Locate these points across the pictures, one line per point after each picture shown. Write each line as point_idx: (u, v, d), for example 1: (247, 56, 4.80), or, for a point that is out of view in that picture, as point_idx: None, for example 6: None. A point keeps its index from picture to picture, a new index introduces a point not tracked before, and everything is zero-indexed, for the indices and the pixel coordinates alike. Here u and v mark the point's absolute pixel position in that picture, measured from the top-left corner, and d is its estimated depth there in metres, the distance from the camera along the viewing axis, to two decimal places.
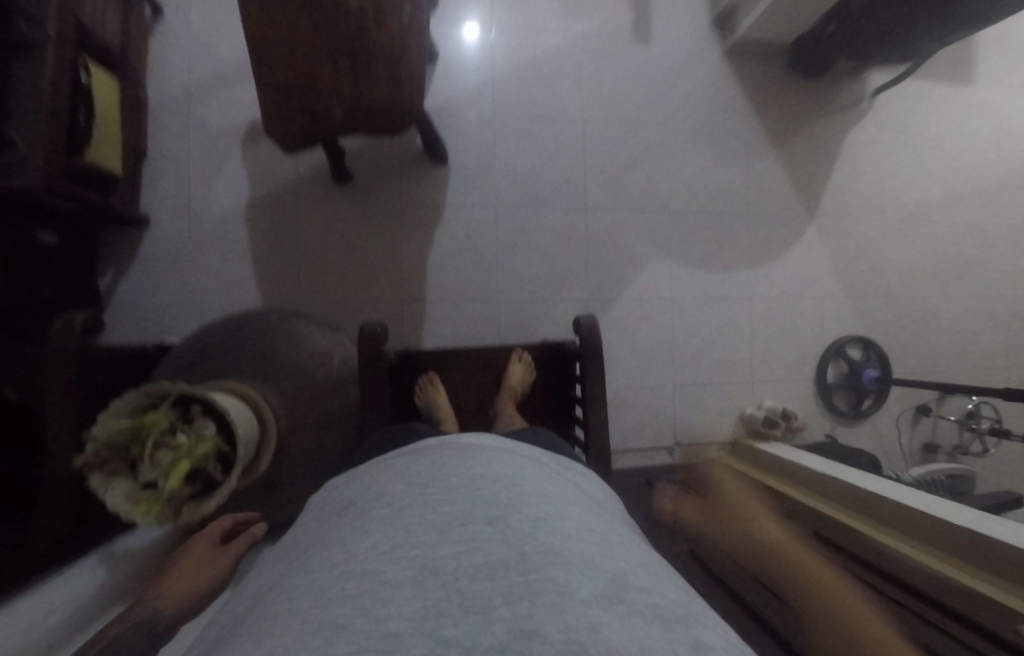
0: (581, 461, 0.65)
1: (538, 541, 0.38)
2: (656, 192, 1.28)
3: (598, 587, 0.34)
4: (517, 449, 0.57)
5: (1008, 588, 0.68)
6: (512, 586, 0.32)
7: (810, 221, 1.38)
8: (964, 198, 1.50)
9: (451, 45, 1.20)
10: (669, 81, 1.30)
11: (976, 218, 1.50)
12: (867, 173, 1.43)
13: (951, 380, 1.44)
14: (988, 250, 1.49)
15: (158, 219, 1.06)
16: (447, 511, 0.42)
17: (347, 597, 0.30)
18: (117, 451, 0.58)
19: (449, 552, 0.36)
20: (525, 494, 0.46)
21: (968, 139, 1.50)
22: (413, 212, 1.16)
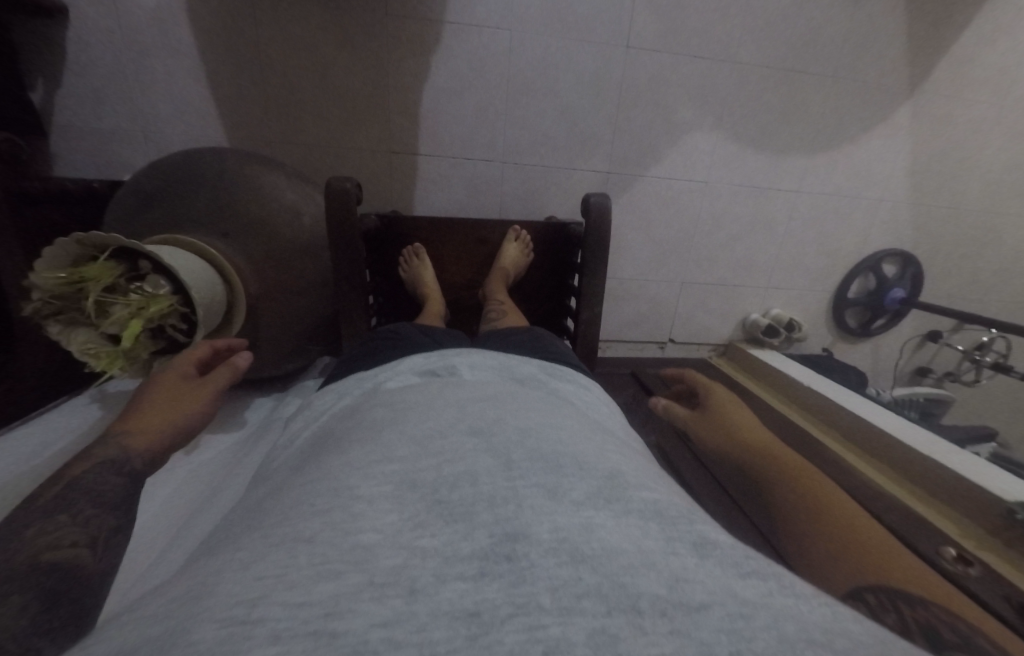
0: (579, 370, 0.62)
1: (528, 443, 0.34)
2: (725, 31, 0.98)
3: (594, 482, 0.31)
4: (506, 365, 0.53)
5: (945, 513, 0.75)
6: (496, 491, 0.29)
7: (906, 97, 1.09)
8: None
9: None
10: None
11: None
12: (1012, 30, 1.07)
13: (979, 307, 1.34)
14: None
15: (77, 6, 0.82)
16: (433, 419, 0.38)
17: (320, 508, 0.29)
18: (69, 302, 0.54)
19: (434, 462, 0.32)
20: (516, 401, 0.42)
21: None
22: (404, 28, 0.90)
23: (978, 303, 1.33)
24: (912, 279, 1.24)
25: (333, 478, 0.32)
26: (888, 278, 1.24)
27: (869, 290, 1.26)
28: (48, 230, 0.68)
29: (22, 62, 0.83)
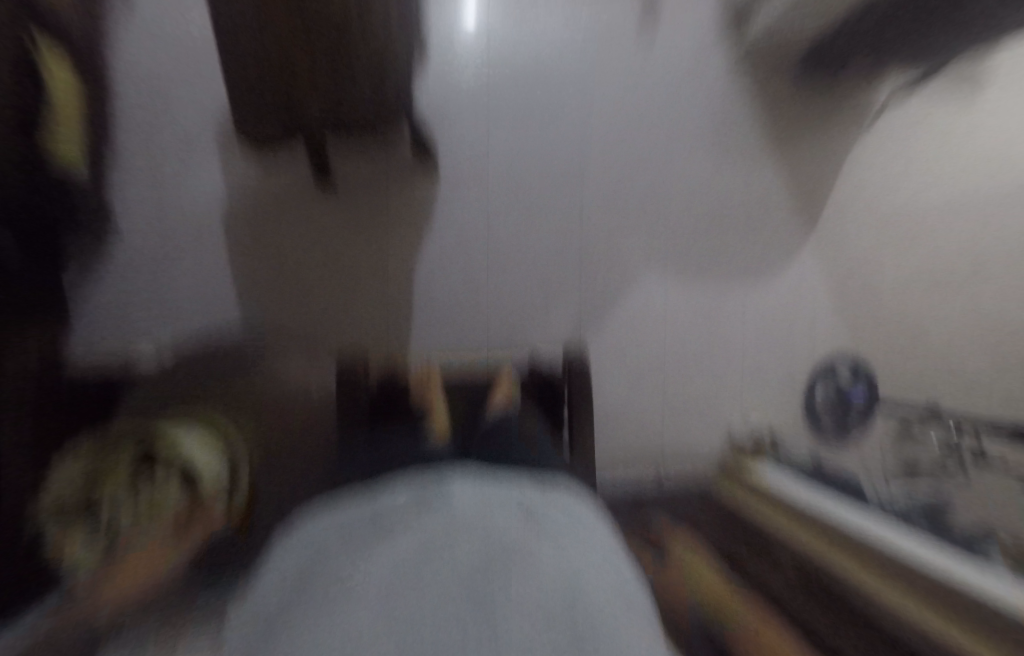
0: (564, 493, 0.68)
1: (507, 584, 0.42)
2: (656, 201, 1.24)
3: (542, 628, 0.38)
4: (493, 496, 0.60)
5: None
6: (474, 631, 0.37)
7: (807, 236, 1.36)
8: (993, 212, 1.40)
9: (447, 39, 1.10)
10: (676, 84, 1.23)
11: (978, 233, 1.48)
12: (870, 185, 1.40)
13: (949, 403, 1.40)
14: (1020, 261, 1.41)
15: (128, 224, 0.97)
16: (432, 565, 0.44)
17: (349, 621, 0.37)
18: None
19: (434, 611, 0.39)
20: (508, 536, 0.49)
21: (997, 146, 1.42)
22: (403, 223, 1.11)
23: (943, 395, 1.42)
24: (865, 380, 1.38)
25: (354, 593, 0.40)
26: (844, 380, 1.37)
27: (835, 394, 1.36)
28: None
29: None
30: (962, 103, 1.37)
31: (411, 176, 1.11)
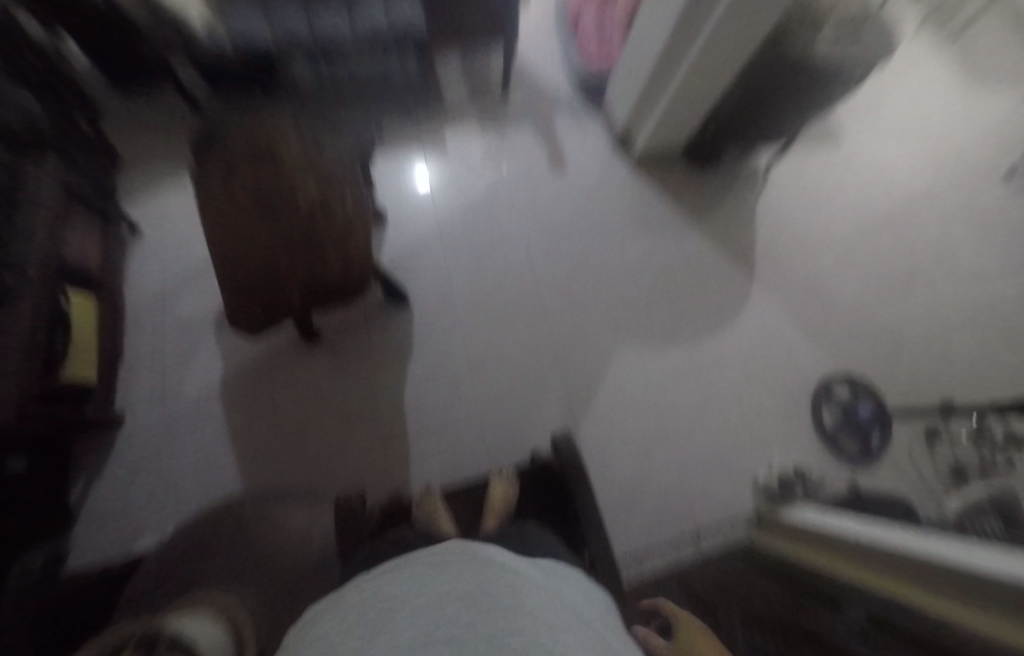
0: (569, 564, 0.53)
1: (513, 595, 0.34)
2: (603, 286, 1.39)
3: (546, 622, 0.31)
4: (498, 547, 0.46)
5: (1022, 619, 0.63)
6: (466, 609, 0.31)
7: (752, 280, 1.49)
8: (879, 226, 1.69)
9: (402, 205, 1.41)
10: (592, 193, 1.53)
11: (898, 244, 1.66)
12: (785, 227, 1.62)
13: (949, 397, 1.44)
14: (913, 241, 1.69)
15: (133, 414, 1.12)
16: (434, 581, 0.34)
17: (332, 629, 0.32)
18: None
19: (385, 638, 0.27)
20: (490, 580, 0.35)
21: (856, 187, 1.75)
22: (383, 355, 1.22)
23: (940, 391, 1.43)
24: (865, 393, 1.37)
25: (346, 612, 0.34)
26: (848, 400, 1.35)
27: (841, 416, 1.33)
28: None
29: (75, 471, 1.05)
30: (817, 154, 1.77)
31: (388, 314, 1.26)
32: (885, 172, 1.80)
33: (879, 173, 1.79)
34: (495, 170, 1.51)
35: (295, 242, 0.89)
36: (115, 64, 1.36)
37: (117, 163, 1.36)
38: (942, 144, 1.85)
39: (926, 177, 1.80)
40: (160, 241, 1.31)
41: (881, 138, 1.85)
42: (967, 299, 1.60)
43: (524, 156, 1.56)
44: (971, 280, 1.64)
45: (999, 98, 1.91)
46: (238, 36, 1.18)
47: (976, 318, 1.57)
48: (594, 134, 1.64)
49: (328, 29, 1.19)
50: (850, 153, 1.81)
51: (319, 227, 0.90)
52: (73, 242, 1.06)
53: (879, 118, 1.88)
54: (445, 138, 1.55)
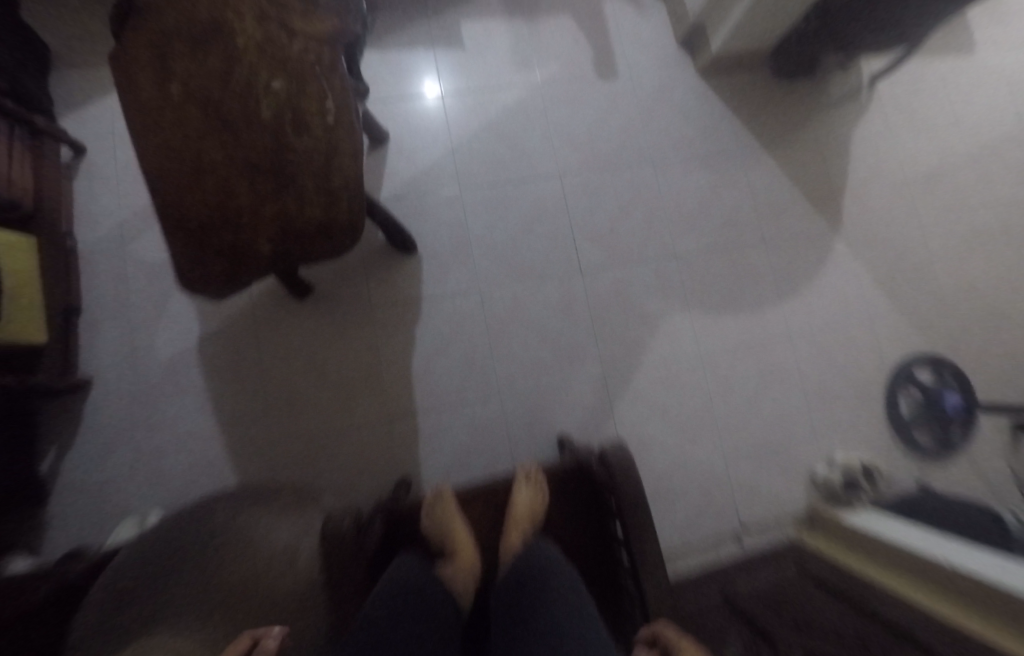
0: None
1: None
2: (655, 234, 1.13)
3: None
4: None
5: None
6: None
7: (836, 233, 1.22)
8: (1000, 169, 1.36)
9: (406, 124, 1.12)
10: (646, 112, 1.20)
11: (1020, 196, 1.34)
12: (883, 166, 1.30)
13: None
14: None
15: (102, 377, 0.97)
16: None
17: None
18: None
19: None
20: None
21: (980, 114, 1.39)
22: (386, 315, 1.02)
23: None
24: (954, 376, 1.16)
25: None
26: (931, 385, 1.15)
27: (919, 403, 1.14)
28: (20, 641, 0.58)
29: (44, 437, 0.93)
30: (933, 71, 1.40)
31: (392, 265, 1.04)
32: (1019, 94, 1.42)
33: (1012, 95, 1.42)
34: (526, 76, 1.18)
35: (261, 168, 0.64)
36: None
37: (45, 58, 1.08)
38: None
39: None
40: (111, 164, 1.07)
41: (1019, 50, 1.45)
42: None
43: (564, 57, 1.21)
44: None
45: None
46: None
47: None
48: (654, 31, 1.26)
49: None
50: (980, 66, 1.41)
51: (291, 145, 0.65)
52: (2, 166, 0.84)
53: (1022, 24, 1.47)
54: (462, 27, 1.19)
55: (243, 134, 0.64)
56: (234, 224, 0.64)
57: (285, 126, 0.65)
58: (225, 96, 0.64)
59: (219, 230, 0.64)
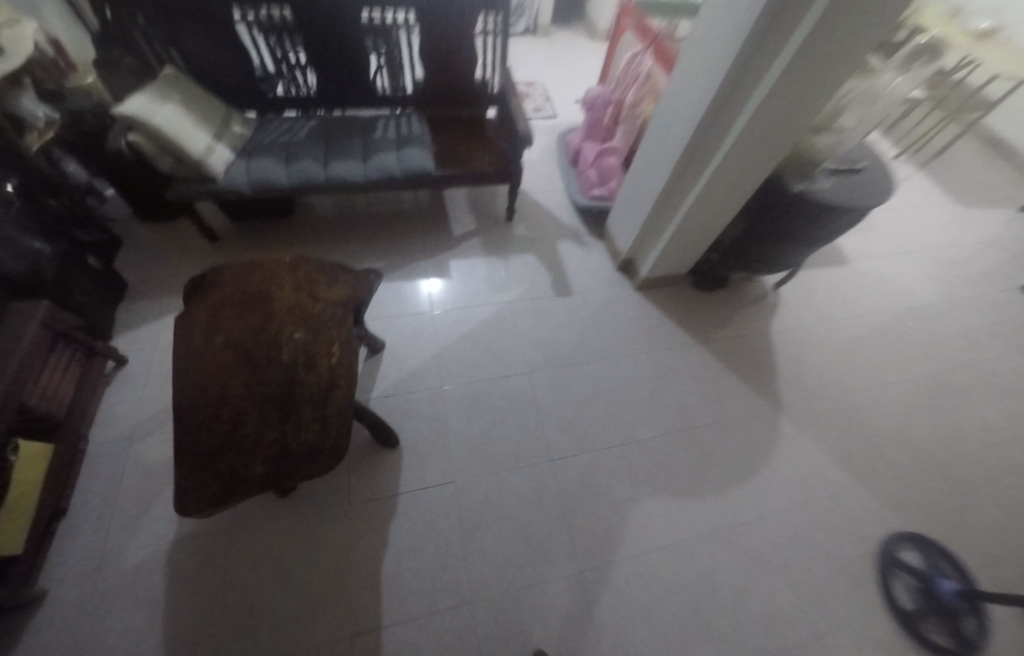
0: None
1: None
2: (616, 419, 1.26)
3: None
4: None
5: None
6: None
7: (779, 412, 1.36)
8: (907, 350, 1.60)
9: (400, 334, 1.37)
10: (597, 318, 1.48)
11: (931, 368, 1.56)
12: (805, 352, 1.53)
13: None
14: (949, 365, 1.58)
15: (57, 592, 0.93)
16: None
17: None
18: None
19: None
20: None
21: (872, 306, 1.71)
22: (363, 512, 1.05)
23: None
24: (940, 555, 1.13)
25: None
26: (922, 569, 1.11)
27: (919, 593, 1.07)
28: None
29: None
30: (826, 277, 1.78)
31: (375, 460, 1.13)
32: (896, 293, 1.80)
33: (891, 293, 1.79)
34: (499, 297, 1.50)
35: (271, 402, 0.80)
36: (141, 199, 1.48)
37: (121, 293, 1.38)
38: (933, 268, 1.93)
39: (937, 297, 1.82)
40: (143, 374, 1.25)
41: (882, 263, 1.90)
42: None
43: (529, 281, 1.56)
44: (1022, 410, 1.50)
45: (968, 237, 2.14)
46: (258, 177, 1.33)
47: None
48: (598, 262, 1.67)
49: (342, 174, 1.36)
50: (857, 274, 1.82)
51: (300, 382, 0.82)
52: (44, 383, 0.99)
53: (877, 246, 1.97)
54: (450, 264, 1.57)
55: (263, 376, 0.82)
56: (238, 450, 0.76)
57: (298, 369, 0.84)
58: (257, 350, 0.85)
59: (224, 456, 0.76)
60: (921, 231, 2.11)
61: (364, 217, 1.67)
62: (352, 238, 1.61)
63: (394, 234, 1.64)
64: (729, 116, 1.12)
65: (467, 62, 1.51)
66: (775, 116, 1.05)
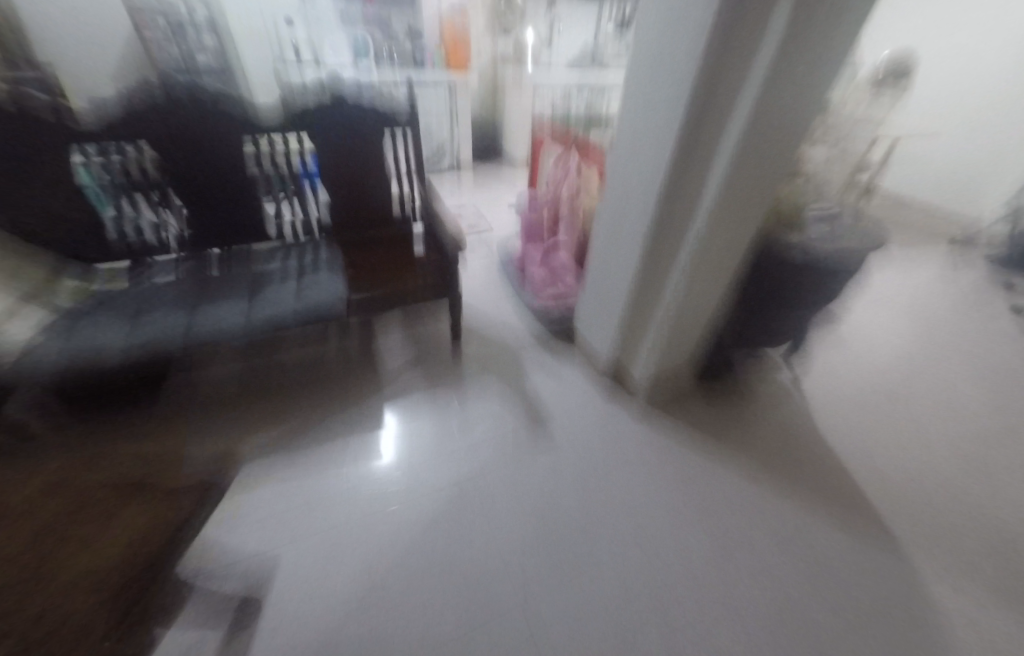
0: None
1: None
2: (671, 617, 0.81)
3: None
4: None
5: None
6: None
7: (885, 541, 0.96)
8: (955, 413, 1.35)
9: (319, 548, 0.88)
10: (599, 453, 1.10)
11: (991, 429, 1.30)
12: (858, 441, 1.21)
13: None
14: (1005, 423, 1.34)
15: None
16: None
17: None
18: None
19: None
20: None
21: (883, 369, 1.50)
22: None
23: None
24: None
25: None
26: None
27: None
28: None
29: None
30: (827, 345, 1.58)
31: None
32: (902, 351, 1.61)
33: (897, 352, 1.60)
34: (459, 452, 1.08)
35: None
36: None
37: None
38: (913, 319, 1.83)
39: (940, 349, 1.67)
40: None
41: (867, 322, 1.76)
42: None
43: (498, 417, 1.18)
44: None
45: (922, 281, 2.12)
46: (81, 349, 0.92)
47: None
48: (578, 374, 1.34)
49: (214, 327, 0.99)
50: (852, 338, 1.65)
51: None
52: None
53: (853, 305, 1.85)
54: (385, 416, 1.16)
55: None
56: None
57: None
58: None
59: None
60: (881, 284, 2.06)
61: (265, 371, 1.26)
62: (243, 400, 1.17)
63: (309, 389, 1.22)
64: (701, 169, 0.95)
65: (383, 181, 1.34)
66: (758, 162, 0.88)
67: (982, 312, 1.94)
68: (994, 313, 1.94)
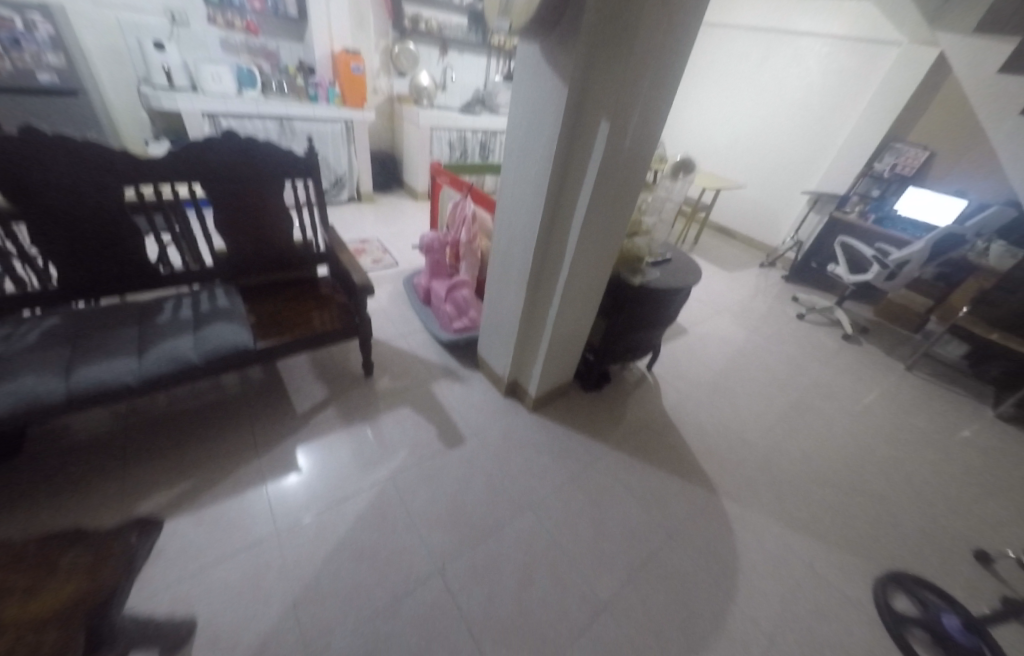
0: None
1: None
2: (571, 586, 0.99)
3: None
4: None
5: None
6: None
7: (716, 496, 1.28)
8: (762, 395, 1.83)
9: (235, 592, 0.89)
10: (503, 460, 1.26)
11: (782, 405, 1.79)
12: (699, 423, 1.57)
13: (958, 543, 1.30)
14: (791, 398, 1.85)
15: None
16: None
17: None
18: None
19: None
20: None
21: (719, 368, 1.94)
22: None
23: (950, 540, 1.31)
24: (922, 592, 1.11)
25: None
26: (922, 615, 1.07)
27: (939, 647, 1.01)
28: None
29: None
30: (678, 351, 1.99)
31: None
32: (728, 350, 2.10)
33: (725, 351, 2.09)
34: (374, 477, 1.16)
35: None
36: None
37: None
38: (737, 324, 2.39)
39: (754, 346, 2.21)
40: None
41: (706, 329, 2.25)
42: (865, 436, 1.71)
43: (410, 440, 1.28)
44: (853, 419, 1.81)
45: (743, 293, 2.76)
46: None
47: (886, 451, 1.65)
48: (483, 393, 1.51)
49: (104, 377, 0.97)
50: (695, 342, 2.09)
51: None
52: None
53: (695, 317, 2.34)
54: (298, 453, 1.19)
55: None
56: None
57: None
58: None
59: None
60: (715, 298, 2.63)
61: (154, 424, 1.19)
62: (130, 457, 1.10)
63: (209, 434, 1.20)
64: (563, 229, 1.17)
65: (282, 224, 1.38)
66: (604, 223, 1.15)
67: (784, 318, 2.59)
68: (787, 316, 2.61)
